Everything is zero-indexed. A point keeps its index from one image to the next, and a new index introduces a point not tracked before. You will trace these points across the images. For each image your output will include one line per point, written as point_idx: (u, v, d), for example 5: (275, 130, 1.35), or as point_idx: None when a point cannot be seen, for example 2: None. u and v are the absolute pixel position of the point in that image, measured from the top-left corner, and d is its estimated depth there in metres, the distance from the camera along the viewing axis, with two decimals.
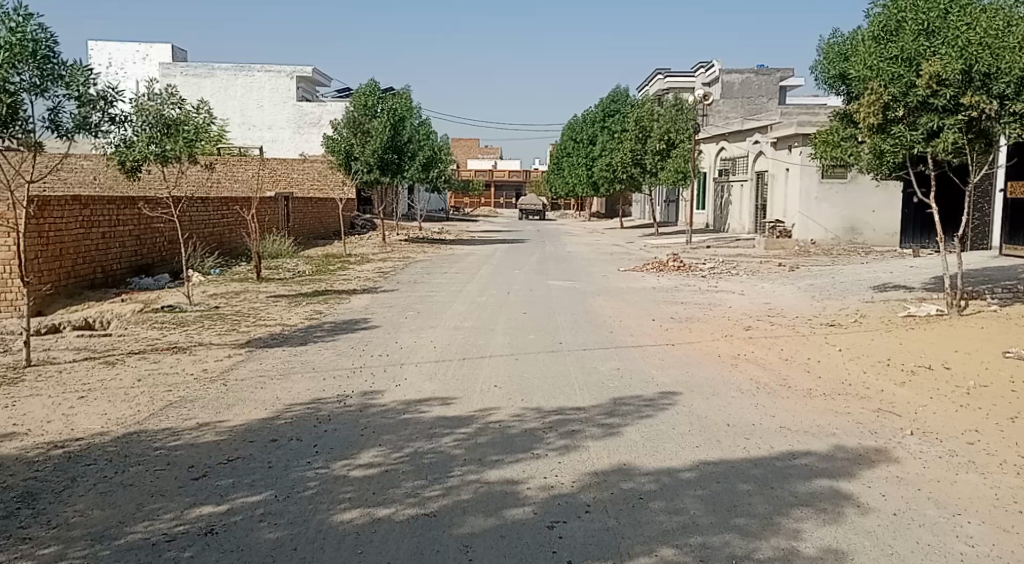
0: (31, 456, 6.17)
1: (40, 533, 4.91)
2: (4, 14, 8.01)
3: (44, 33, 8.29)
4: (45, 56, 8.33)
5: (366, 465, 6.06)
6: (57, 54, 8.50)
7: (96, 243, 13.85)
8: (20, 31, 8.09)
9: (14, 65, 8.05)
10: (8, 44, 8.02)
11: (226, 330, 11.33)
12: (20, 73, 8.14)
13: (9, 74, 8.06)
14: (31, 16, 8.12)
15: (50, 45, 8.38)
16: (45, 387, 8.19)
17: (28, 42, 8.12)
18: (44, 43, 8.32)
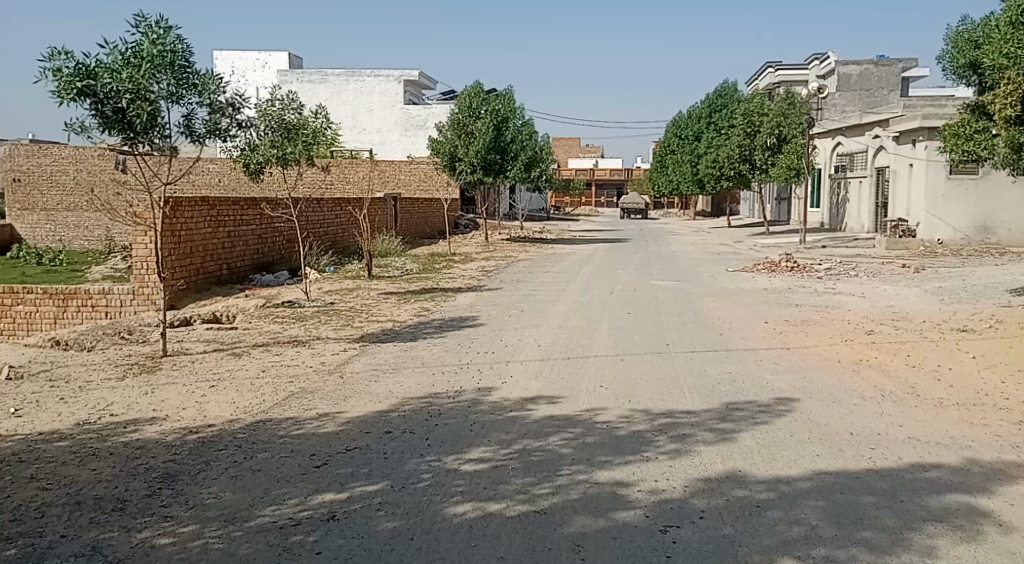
0: (170, 440, 6.57)
1: (179, 512, 5.22)
2: (146, 26, 8.51)
3: (181, 44, 8.76)
4: (181, 66, 8.79)
5: (476, 461, 6.19)
6: (192, 64, 8.96)
7: (222, 241, 14.52)
8: (160, 43, 8.57)
9: (154, 76, 8.57)
10: (149, 56, 8.52)
11: (341, 325, 11.72)
12: (159, 82, 8.67)
13: (149, 84, 8.60)
14: (171, 28, 8.58)
15: (186, 55, 8.84)
16: (180, 375, 8.68)
17: (166, 53, 8.60)
18: (181, 53, 8.78)
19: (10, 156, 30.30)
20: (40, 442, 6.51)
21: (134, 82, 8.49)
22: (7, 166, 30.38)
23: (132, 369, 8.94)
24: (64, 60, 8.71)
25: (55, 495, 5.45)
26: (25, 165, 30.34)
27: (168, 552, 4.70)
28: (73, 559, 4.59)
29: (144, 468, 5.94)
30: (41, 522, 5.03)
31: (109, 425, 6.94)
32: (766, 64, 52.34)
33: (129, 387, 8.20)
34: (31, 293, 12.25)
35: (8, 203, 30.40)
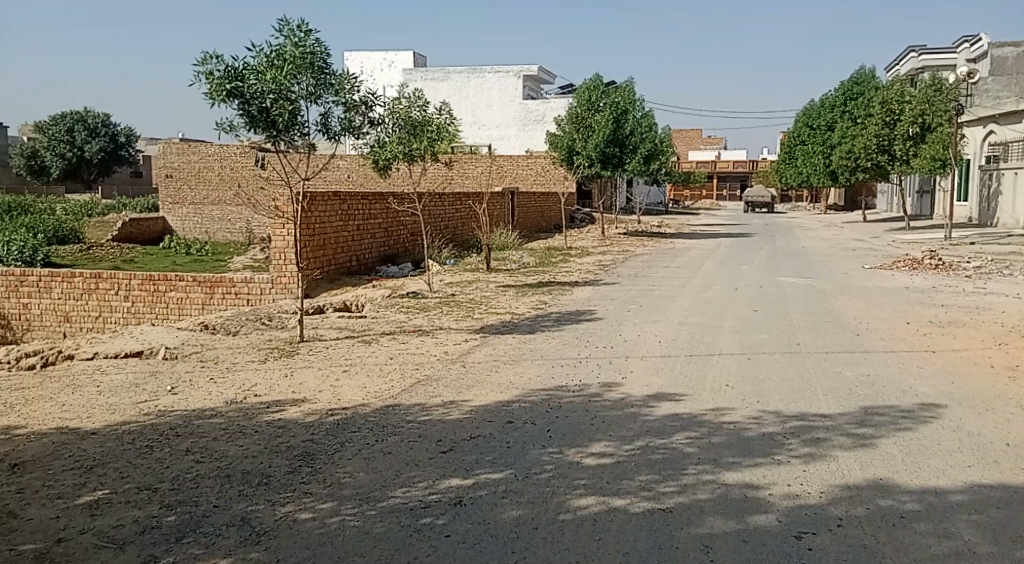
0: (309, 421, 6.88)
1: (318, 489, 5.49)
2: (289, 30, 8.85)
3: (320, 46, 9.06)
4: (320, 67, 9.10)
5: (599, 455, 6.13)
6: (330, 64, 9.26)
7: (352, 235, 14.97)
8: (301, 45, 8.90)
9: (295, 76, 8.92)
10: (291, 58, 8.87)
11: (462, 316, 11.86)
12: (300, 83, 9.01)
13: (291, 84, 8.96)
14: (311, 31, 8.89)
15: (325, 57, 9.14)
16: (316, 360, 9.04)
17: (307, 55, 8.93)
18: (320, 55, 9.08)
19: (163, 154, 32.04)
20: (192, 418, 7.05)
21: (278, 83, 8.86)
22: (162, 163, 32.06)
23: (273, 353, 9.43)
24: (212, 64, 9.19)
25: (207, 468, 5.88)
26: (177, 162, 31.89)
27: (309, 527, 4.96)
28: (223, 529, 4.94)
29: (284, 446, 6.28)
30: (195, 492, 5.45)
31: (255, 405, 7.39)
32: (907, 49, 49.86)
33: (271, 370, 8.67)
34: (182, 280, 12.61)
35: (161, 196, 32.12)
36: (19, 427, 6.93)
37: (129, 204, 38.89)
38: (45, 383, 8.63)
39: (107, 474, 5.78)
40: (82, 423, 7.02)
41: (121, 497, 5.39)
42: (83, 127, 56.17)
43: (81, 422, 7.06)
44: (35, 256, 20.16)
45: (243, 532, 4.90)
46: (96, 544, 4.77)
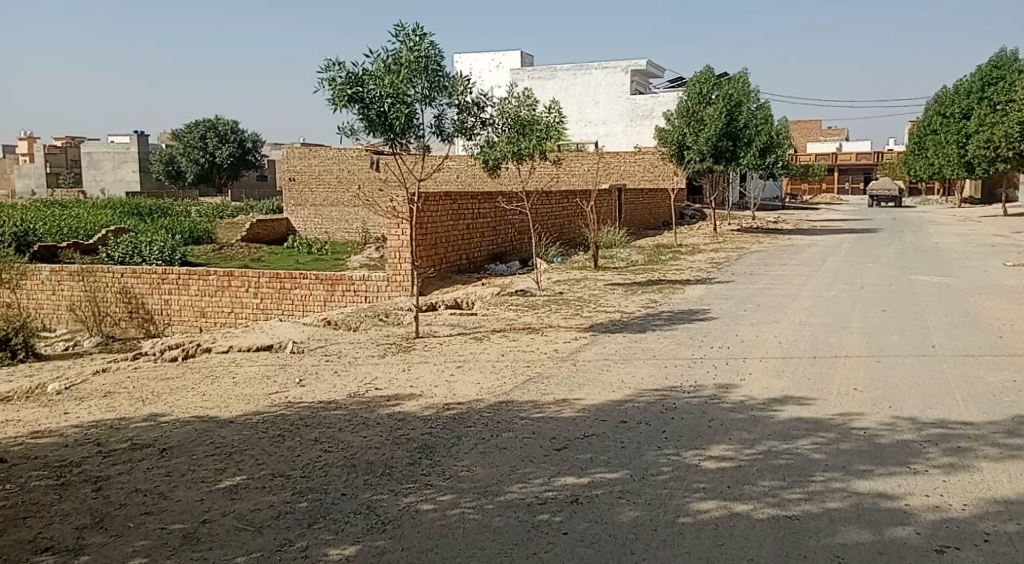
0: (426, 414, 6.99)
1: (438, 481, 5.59)
2: (404, 34, 9.01)
3: (434, 49, 9.15)
4: (435, 70, 9.21)
5: (719, 458, 5.92)
6: (444, 67, 9.37)
7: (463, 233, 15.09)
8: (416, 49, 9.04)
9: (410, 80, 9.07)
10: (406, 62, 9.02)
11: (571, 314, 11.76)
12: (415, 86, 9.15)
13: (406, 87, 9.11)
14: (426, 34, 9.01)
15: (439, 60, 9.25)
16: (431, 355, 9.14)
17: (422, 58, 9.06)
18: (435, 58, 9.19)
19: (287, 158, 32.89)
20: (317, 410, 7.32)
21: (394, 86, 9.03)
22: (285, 166, 33.11)
23: (390, 348, 9.61)
24: (333, 71, 9.46)
25: (333, 457, 6.15)
26: (299, 165, 32.80)
27: (430, 518, 5.07)
28: (351, 516, 5.16)
29: (405, 438, 6.45)
30: (323, 480, 5.73)
31: (375, 398, 7.56)
32: None
33: (389, 364, 8.85)
34: (306, 279, 12.98)
35: (284, 198, 33.20)
36: (163, 417, 7.48)
37: (253, 206, 40.49)
38: (186, 374, 9.15)
39: (244, 460, 6.19)
40: (219, 413, 7.47)
41: (257, 482, 5.76)
42: (214, 134, 58.53)
43: (219, 413, 7.48)
44: (170, 255, 21.20)
45: (369, 521, 5.08)
46: (236, 526, 5.12)
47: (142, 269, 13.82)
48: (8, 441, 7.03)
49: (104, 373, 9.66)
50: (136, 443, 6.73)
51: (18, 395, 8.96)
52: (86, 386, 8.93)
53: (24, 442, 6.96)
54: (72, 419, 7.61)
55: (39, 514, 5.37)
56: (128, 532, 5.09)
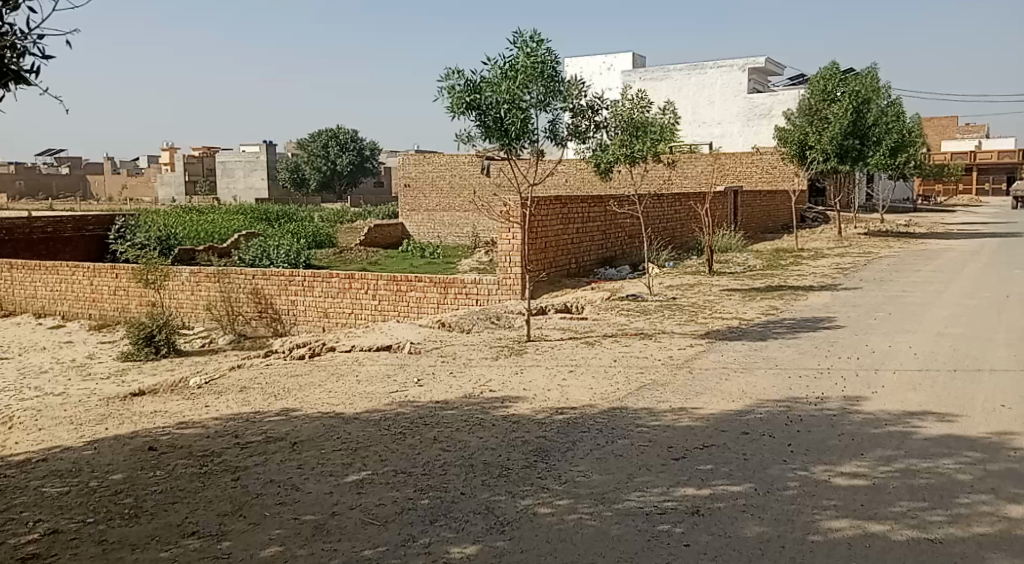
0: (540, 418, 6.94)
1: (554, 485, 5.53)
2: (521, 41, 9.02)
3: (550, 56, 9.11)
4: (551, 76, 9.16)
5: (850, 475, 5.64)
6: (560, 73, 9.33)
7: (572, 237, 15.02)
8: (533, 55, 9.03)
9: (526, 86, 9.05)
10: (523, 68, 9.02)
11: (685, 320, 11.50)
12: (531, 92, 9.13)
13: (522, 93, 9.10)
14: (543, 40, 9.01)
15: (555, 66, 9.22)
16: (543, 359, 9.11)
17: (538, 64, 9.04)
18: (551, 64, 9.16)
19: (402, 164, 33.71)
20: (434, 410, 7.38)
21: (511, 93, 9.04)
22: (400, 173, 33.80)
23: (503, 351, 9.63)
24: (453, 80, 9.59)
25: (451, 456, 6.17)
26: (414, 172, 33.45)
27: (548, 522, 5.01)
28: (470, 516, 5.15)
29: (521, 440, 6.41)
30: (443, 479, 5.75)
31: (488, 400, 7.57)
32: None
33: (501, 367, 8.85)
34: (420, 281, 13.14)
35: (400, 204, 33.86)
36: (295, 411, 7.73)
37: (369, 212, 41.51)
38: (312, 371, 9.43)
39: (367, 456, 6.29)
40: (344, 410, 7.64)
41: (381, 478, 5.85)
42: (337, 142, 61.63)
43: (344, 410, 7.64)
44: (293, 259, 21.95)
45: (488, 521, 5.07)
46: (363, 519, 5.21)
47: (273, 271, 14.25)
48: (151, 431, 7.40)
49: (237, 370, 10.05)
50: (270, 436, 6.97)
51: (161, 388, 9.42)
52: (224, 380, 9.35)
53: (170, 432, 7.31)
54: (213, 412, 7.96)
55: (185, 501, 5.66)
56: (263, 521, 5.27)
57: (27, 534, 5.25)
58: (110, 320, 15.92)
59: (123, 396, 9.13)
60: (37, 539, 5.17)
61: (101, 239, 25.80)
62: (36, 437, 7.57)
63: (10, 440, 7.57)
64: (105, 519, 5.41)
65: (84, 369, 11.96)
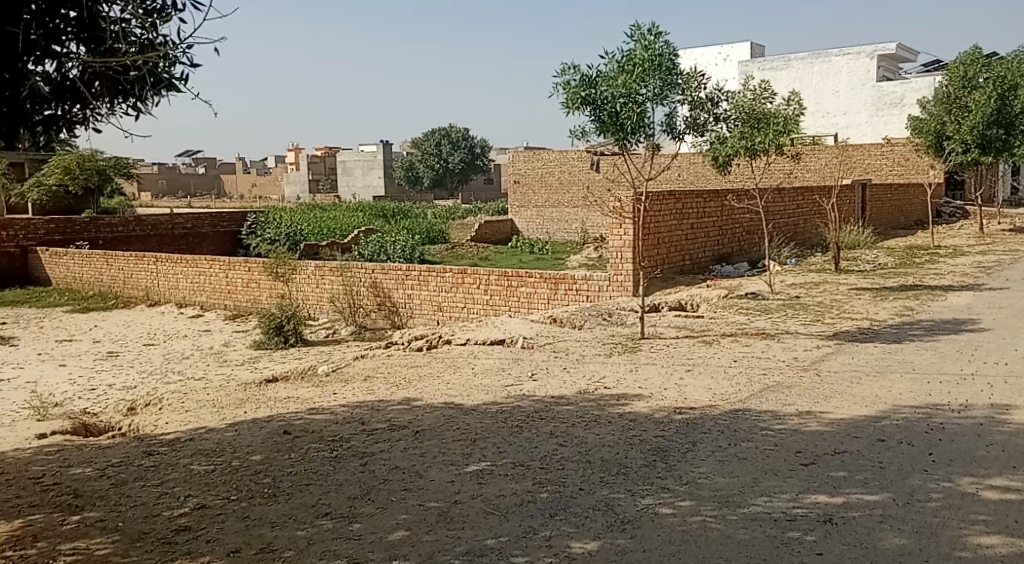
0: (659, 417, 6.80)
1: (676, 486, 5.39)
2: (638, 34, 8.86)
3: (668, 47, 8.92)
4: (669, 69, 8.95)
5: (1000, 489, 5.27)
6: (678, 65, 9.11)
7: (686, 233, 14.69)
8: (650, 48, 8.85)
9: (643, 79, 8.88)
10: (640, 62, 8.85)
11: (809, 321, 11.08)
12: (648, 85, 8.93)
13: (639, 87, 8.92)
14: (661, 33, 8.82)
15: (673, 58, 9.01)
16: (658, 357, 8.93)
17: (656, 57, 8.85)
18: (669, 56, 8.96)
19: (512, 161, 33.86)
20: (551, 404, 7.33)
21: (627, 87, 8.89)
22: (512, 169, 33.97)
23: (619, 347, 9.51)
24: (568, 74, 9.49)
25: (568, 452, 6.10)
26: (524, 168, 33.56)
27: (671, 523, 4.88)
28: (590, 511, 5.08)
29: (640, 439, 6.28)
30: (562, 473, 5.68)
31: (604, 397, 7.47)
32: None
33: (616, 364, 8.73)
34: (530, 276, 13.11)
35: (510, 200, 34.05)
36: (415, 401, 7.83)
37: (481, 208, 41.93)
38: (429, 363, 9.57)
39: (486, 447, 6.30)
40: (461, 401, 7.69)
41: (498, 469, 5.83)
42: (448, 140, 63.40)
43: (461, 401, 7.70)
44: (409, 253, 22.36)
45: (609, 518, 4.98)
46: (482, 509, 5.20)
47: (390, 265, 14.52)
48: (284, 416, 7.65)
49: (360, 360, 10.29)
50: (394, 424, 7.08)
51: (291, 375, 9.75)
52: (348, 369, 9.61)
53: (298, 417, 7.54)
54: (339, 399, 8.17)
55: (317, 484, 5.81)
56: (390, 506, 5.34)
57: (176, 508, 5.51)
58: (242, 310, 16.63)
59: (258, 382, 9.49)
60: (186, 512, 5.42)
61: (233, 234, 27.00)
62: (181, 418, 7.96)
63: (159, 419, 8.00)
64: (245, 498, 5.62)
65: (219, 355, 12.52)
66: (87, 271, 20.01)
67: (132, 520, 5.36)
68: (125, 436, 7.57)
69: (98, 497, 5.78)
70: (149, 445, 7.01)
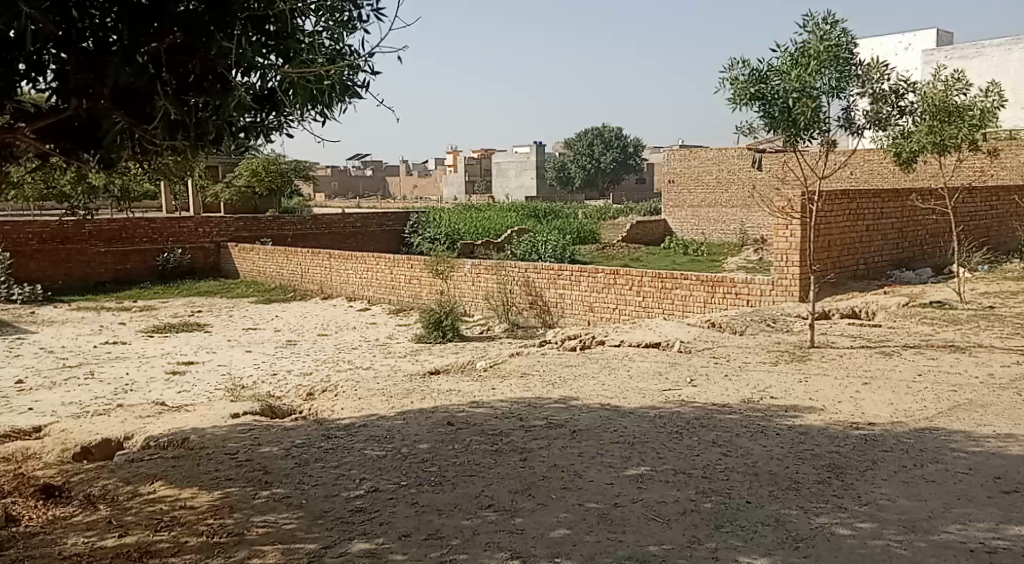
0: (833, 431, 6.54)
1: (854, 506, 5.17)
2: (813, 25, 8.55)
3: (846, 36, 8.55)
4: (846, 60, 8.56)
5: None
6: (856, 55, 8.70)
7: (860, 235, 13.98)
8: (826, 39, 8.51)
9: (818, 72, 8.55)
10: (815, 54, 8.53)
11: (1007, 334, 10.17)
12: (823, 78, 8.59)
13: (813, 80, 8.59)
14: (837, 22, 8.46)
15: (851, 49, 8.61)
16: (831, 368, 8.57)
17: (833, 48, 8.49)
18: (846, 47, 8.58)
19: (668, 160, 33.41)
20: (717, 412, 7.19)
21: (800, 80, 8.60)
22: (668, 168, 33.45)
23: (784, 356, 9.19)
24: (736, 70, 9.31)
25: (734, 462, 5.97)
26: (679, 167, 33.09)
27: (850, 545, 4.69)
28: (759, 526, 4.95)
29: (809, 453, 6.07)
30: (726, 484, 5.57)
31: (772, 407, 7.26)
32: None
33: (785, 373, 8.44)
34: (686, 278, 12.90)
35: (664, 199, 33.58)
36: (575, 401, 7.87)
37: (636, 208, 41.61)
38: (586, 363, 9.61)
39: (646, 451, 6.27)
40: (623, 403, 7.68)
41: (661, 475, 5.79)
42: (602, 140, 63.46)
43: (622, 403, 7.68)
44: (561, 254, 22.46)
45: (780, 534, 4.84)
46: (646, 514, 5.18)
47: (543, 264, 14.65)
48: (450, 408, 7.89)
49: (516, 357, 10.45)
50: (552, 422, 7.15)
51: (452, 369, 10.03)
52: (507, 366, 9.78)
53: (464, 410, 7.75)
54: (499, 394, 8.33)
55: (480, 475, 5.95)
56: (550, 503, 5.40)
57: (353, 490, 5.81)
58: (403, 306, 17.26)
59: (423, 374, 9.82)
60: (363, 495, 5.70)
61: (395, 233, 28.01)
62: (354, 405, 8.36)
63: (335, 405, 8.44)
64: (414, 484, 5.84)
65: (385, 347, 13.06)
66: (268, 264, 21.40)
67: (315, 499, 5.69)
68: (306, 419, 8.03)
69: (285, 474, 6.18)
70: (327, 429, 7.41)
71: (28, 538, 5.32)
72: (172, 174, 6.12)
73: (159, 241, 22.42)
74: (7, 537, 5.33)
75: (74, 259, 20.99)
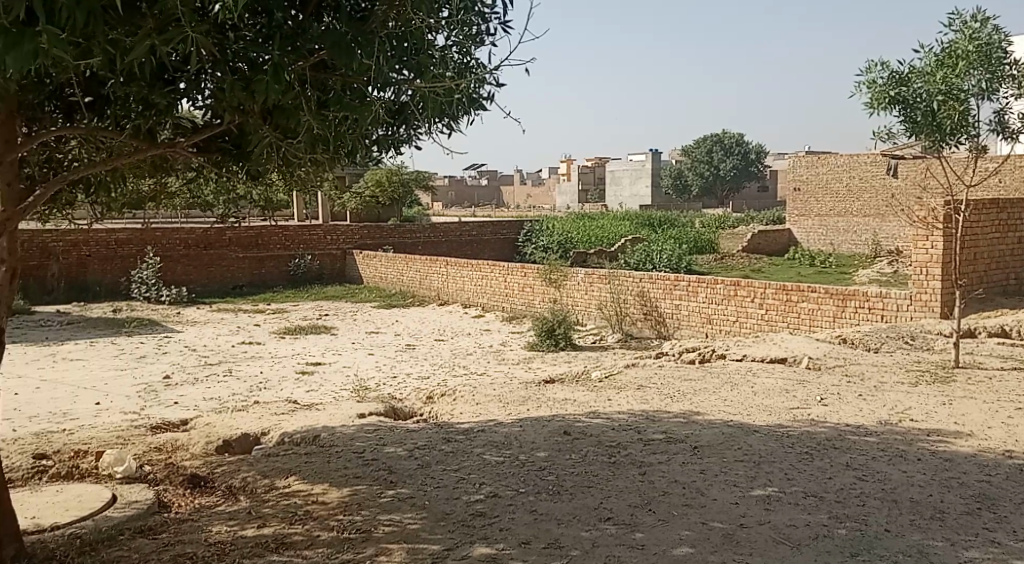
0: (982, 459, 6.14)
1: (1008, 540, 4.82)
2: (961, 23, 8.14)
3: (998, 34, 8.13)
4: (998, 59, 8.10)
5: None
6: (1009, 54, 8.22)
7: (1011, 247, 13.09)
8: (976, 37, 8.09)
9: (966, 72, 8.12)
10: (963, 54, 8.12)
11: None
12: (972, 79, 8.15)
13: (962, 81, 8.16)
14: (988, 19, 8.03)
15: (1003, 47, 8.15)
16: (979, 391, 8.05)
17: (983, 47, 8.06)
18: (998, 45, 8.12)
19: (793, 167, 32.50)
20: (854, 434, 6.87)
21: (947, 82, 8.18)
22: (792, 176, 32.63)
23: (924, 376, 8.70)
24: (875, 73, 8.94)
25: (870, 487, 5.68)
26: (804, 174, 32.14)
27: None
28: (900, 556, 4.67)
29: (956, 482, 5.70)
30: (862, 510, 5.30)
31: (912, 431, 6.87)
32: None
33: (926, 395, 7.98)
34: (814, 292, 12.42)
35: (788, 209, 32.65)
36: (696, 416, 7.68)
37: (758, 216, 40.58)
38: (706, 378, 9.35)
39: (773, 471, 6.04)
40: (750, 420, 7.44)
41: (790, 497, 5.56)
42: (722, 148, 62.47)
43: (747, 420, 7.45)
44: (677, 264, 22.10)
45: None
46: (774, 538, 4.97)
47: (658, 275, 14.41)
48: (568, 417, 7.84)
49: (634, 368, 10.30)
50: (672, 436, 7.00)
51: (567, 378, 9.97)
52: (624, 377, 9.63)
53: (584, 420, 7.68)
54: (616, 406, 8.21)
55: (598, 487, 5.86)
56: (671, 520, 5.26)
57: (474, 494, 5.82)
58: (516, 314, 17.28)
59: (540, 382, 9.79)
60: (484, 499, 5.71)
61: (510, 241, 28.21)
62: (472, 410, 8.42)
63: (454, 410, 8.52)
64: (533, 492, 5.80)
65: (499, 354, 13.12)
66: (388, 270, 21.94)
67: (438, 500, 5.74)
68: (427, 422, 8.14)
69: (408, 475, 6.26)
70: (447, 433, 7.48)
71: (177, 523, 5.58)
72: (297, 182, 6.41)
73: (292, 247, 23.32)
74: (159, 522, 5.60)
75: (216, 264, 22.09)
